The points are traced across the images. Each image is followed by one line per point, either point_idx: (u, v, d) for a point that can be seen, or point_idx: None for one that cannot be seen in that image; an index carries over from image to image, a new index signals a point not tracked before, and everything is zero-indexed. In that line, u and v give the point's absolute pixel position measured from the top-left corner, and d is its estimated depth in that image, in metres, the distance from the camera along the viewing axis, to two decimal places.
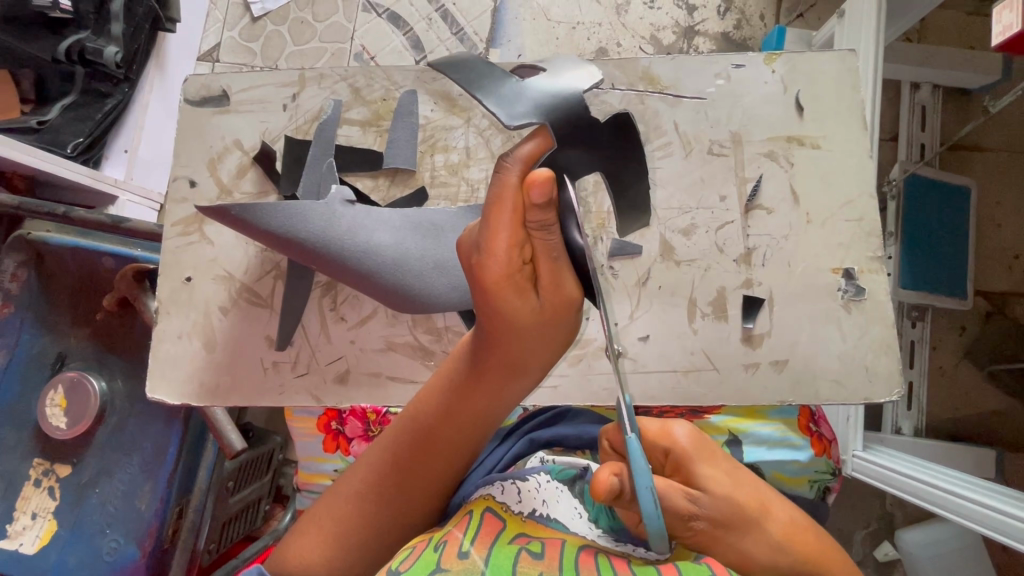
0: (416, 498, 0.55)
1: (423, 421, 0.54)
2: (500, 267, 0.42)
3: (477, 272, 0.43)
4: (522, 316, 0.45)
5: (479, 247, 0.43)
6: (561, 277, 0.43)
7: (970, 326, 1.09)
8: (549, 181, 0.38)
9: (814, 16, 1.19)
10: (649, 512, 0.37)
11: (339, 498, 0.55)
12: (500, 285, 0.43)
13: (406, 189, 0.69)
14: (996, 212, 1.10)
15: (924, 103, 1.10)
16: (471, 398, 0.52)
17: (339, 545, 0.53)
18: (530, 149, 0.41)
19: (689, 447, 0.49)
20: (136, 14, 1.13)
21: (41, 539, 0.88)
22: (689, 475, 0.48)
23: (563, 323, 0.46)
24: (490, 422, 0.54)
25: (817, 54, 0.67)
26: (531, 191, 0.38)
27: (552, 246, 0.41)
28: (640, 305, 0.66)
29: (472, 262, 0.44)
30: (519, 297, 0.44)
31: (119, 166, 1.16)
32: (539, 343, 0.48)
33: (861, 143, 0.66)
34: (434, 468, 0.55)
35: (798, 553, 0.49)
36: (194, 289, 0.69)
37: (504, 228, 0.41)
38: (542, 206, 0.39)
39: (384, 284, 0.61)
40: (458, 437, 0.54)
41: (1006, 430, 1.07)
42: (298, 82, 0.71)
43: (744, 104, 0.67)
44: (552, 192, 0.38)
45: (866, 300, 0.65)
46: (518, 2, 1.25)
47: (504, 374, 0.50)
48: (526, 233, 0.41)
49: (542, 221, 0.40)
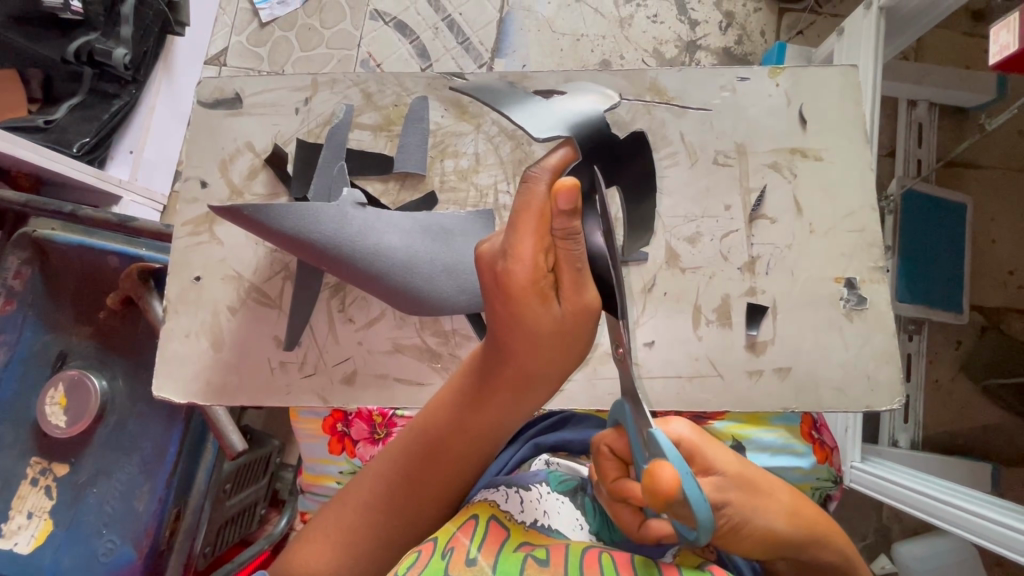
0: (427, 506, 0.55)
1: (437, 429, 0.54)
2: (525, 271, 0.43)
3: (501, 279, 0.44)
4: (543, 324, 0.45)
5: (504, 254, 0.44)
6: (582, 285, 0.44)
7: (966, 340, 1.11)
8: (575, 188, 0.40)
9: (814, 33, 1.21)
10: (698, 499, 0.38)
11: (351, 506, 0.55)
12: (524, 292, 0.44)
13: (416, 192, 0.70)
14: (991, 227, 1.11)
15: (920, 120, 1.12)
16: (486, 406, 0.53)
17: (349, 552, 0.53)
18: (557, 160, 0.43)
19: (696, 434, 0.47)
20: (145, 16, 1.14)
21: (36, 539, 0.88)
22: (705, 460, 0.46)
23: (583, 333, 0.46)
24: (507, 430, 0.55)
25: (820, 69, 0.68)
26: (559, 201, 0.40)
27: (575, 254, 0.43)
28: (647, 310, 0.67)
29: (496, 269, 0.44)
30: (541, 304, 0.44)
31: (124, 166, 1.17)
32: (555, 353, 0.48)
33: (863, 156, 0.67)
34: (446, 477, 0.55)
35: (806, 522, 0.51)
36: (203, 289, 0.70)
37: (530, 233, 0.42)
38: (568, 214, 0.41)
39: (396, 289, 0.62)
40: (473, 444, 0.55)
41: (999, 443, 1.08)
42: (310, 87, 0.73)
43: (749, 116, 0.68)
44: (578, 200, 0.40)
45: (867, 309, 0.66)
46: (523, 14, 1.27)
47: (523, 385, 0.51)
48: (550, 240, 0.43)
49: (567, 228, 0.42)
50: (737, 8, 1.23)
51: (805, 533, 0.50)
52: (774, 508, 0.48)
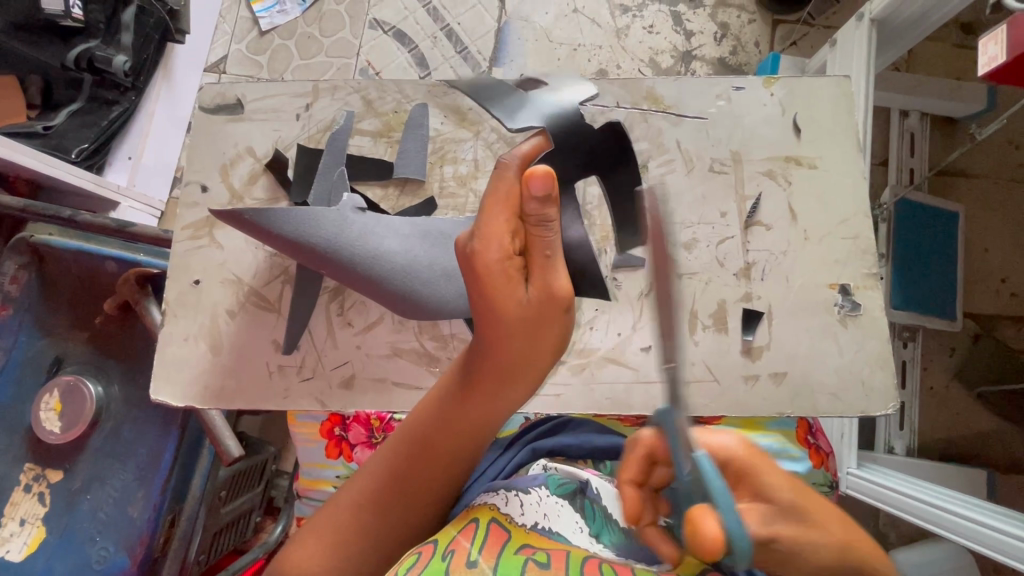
0: (414, 503, 0.55)
1: (424, 423, 0.56)
2: (495, 251, 0.47)
3: (473, 262, 0.47)
4: (513, 307, 0.49)
5: (477, 237, 0.47)
6: (551, 270, 0.49)
7: (959, 347, 1.12)
8: (549, 176, 0.44)
9: (807, 44, 1.22)
10: (737, 532, 0.35)
11: (338, 509, 0.55)
12: (495, 273, 0.47)
13: (416, 198, 0.71)
14: (983, 236, 1.12)
15: (913, 130, 1.13)
16: (472, 399, 0.54)
17: (337, 554, 0.53)
18: (526, 148, 0.51)
19: (743, 453, 0.45)
20: (145, 24, 1.17)
21: (29, 547, 0.87)
22: (755, 484, 0.45)
23: (552, 318, 0.50)
24: (492, 425, 0.56)
25: (814, 79, 0.70)
26: (528, 185, 0.44)
27: (546, 241, 0.47)
28: (643, 315, 0.68)
29: (469, 252, 0.48)
30: (512, 289, 0.48)
31: (121, 172, 1.19)
32: (530, 340, 0.51)
33: (856, 164, 0.68)
34: (433, 474, 0.56)
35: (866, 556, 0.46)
36: (202, 293, 0.70)
37: (500, 217, 0.47)
38: (539, 199, 0.45)
39: (394, 292, 0.62)
40: (459, 438, 0.55)
41: (993, 451, 1.09)
42: (312, 93, 0.73)
43: (744, 124, 0.69)
44: (552, 187, 0.44)
45: (862, 315, 0.67)
46: (521, 23, 1.28)
47: (504, 374, 0.53)
48: (517, 222, 0.47)
49: (539, 215, 0.46)
50: (732, 20, 1.25)
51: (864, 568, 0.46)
52: (831, 540, 0.45)
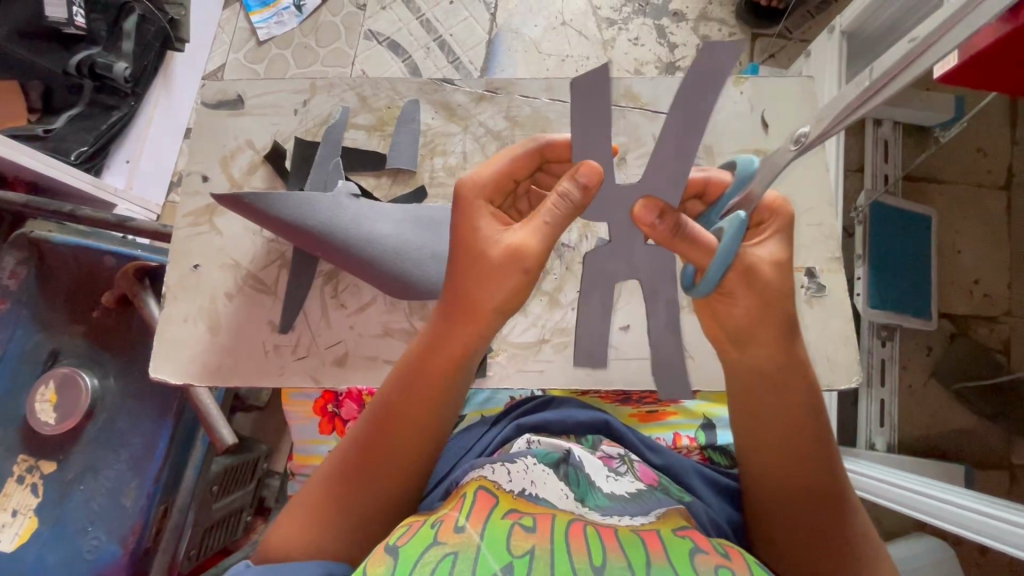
0: (393, 473, 0.54)
1: (392, 394, 0.55)
2: (483, 191, 0.52)
3: (461, 188, 0.52)
4: (489, 246, 0.50)
5: (471, 175, 0.53)
6: (531, 235, 0.49)
7: (936, 347, 1.15)
8: (592, 174, 0.48)
9: (786, 57, 1.26)
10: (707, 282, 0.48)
11: (319, 483, 0.54)
12: (467, 202, 0.51)
13: (407, 187, 0.74)
14: (955, 239, 1.18)
15: (886, 138, 1.16)
16: (437, 356, 0.54)
17: (319, 527, 0.52)
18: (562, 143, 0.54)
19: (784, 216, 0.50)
20: (146, 34, 1.21)
21: (20, 538, 0.88)
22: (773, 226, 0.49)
23: (523, 269, 0.49)
24: (456, 377, 0.55)
25: (778, 80, 0.76)
26: (574, 168, 0.48)
27: (547, 206, 0.49)
28: (622, 297, 0.73)
29: (460, 190, 0.53)
30: (491, 226, 0.51)
31: (119, 175, 1.22)
32: (490, 288, 0.50)
33: (819, 159, 0.77)
34: (407, 441, 0.55)
35: (777, 389, 0.52)
36: (201, 276, 0.73)
37: (498, 162, 0.53)
38: (572, 183, 0.48)
39: (386, 274, 0.66)
40: (428, 402, 0.55)
41: (971, 446, 1.12)
42: (309, 90, 0.77)
43: (715, 120, 0.75)
44: (590, 181, 0.48)
45: (827, 296, 0.74)
46: (511, 35, 1.33)
47: (460, 316, 0.52)
48: (510, 188, 0.54)
49: (564, 193, 0.48)
50: (713, 33, 1.30)
51: (770, 375, 0.51)
52: (766, 347, 0.50)
